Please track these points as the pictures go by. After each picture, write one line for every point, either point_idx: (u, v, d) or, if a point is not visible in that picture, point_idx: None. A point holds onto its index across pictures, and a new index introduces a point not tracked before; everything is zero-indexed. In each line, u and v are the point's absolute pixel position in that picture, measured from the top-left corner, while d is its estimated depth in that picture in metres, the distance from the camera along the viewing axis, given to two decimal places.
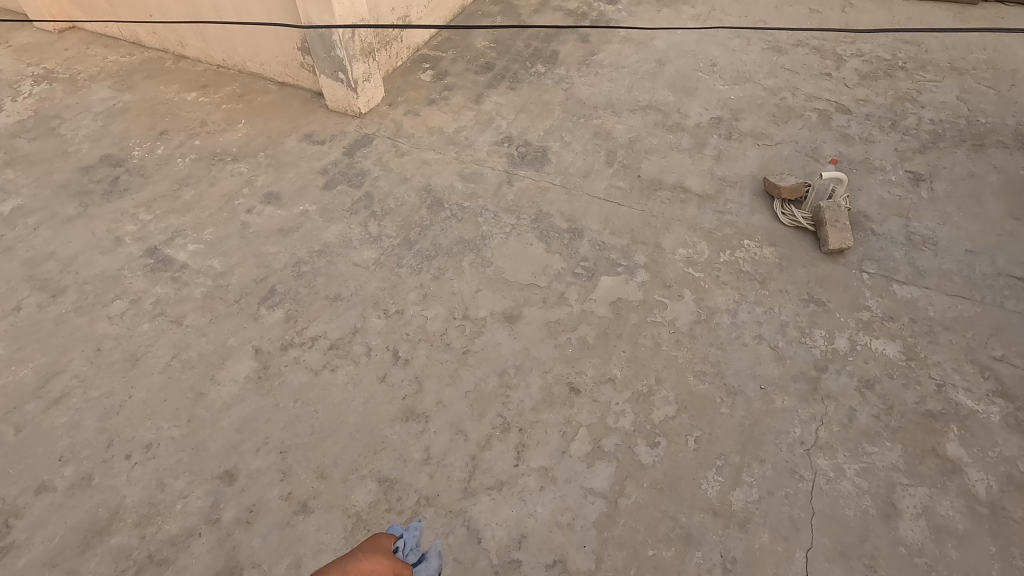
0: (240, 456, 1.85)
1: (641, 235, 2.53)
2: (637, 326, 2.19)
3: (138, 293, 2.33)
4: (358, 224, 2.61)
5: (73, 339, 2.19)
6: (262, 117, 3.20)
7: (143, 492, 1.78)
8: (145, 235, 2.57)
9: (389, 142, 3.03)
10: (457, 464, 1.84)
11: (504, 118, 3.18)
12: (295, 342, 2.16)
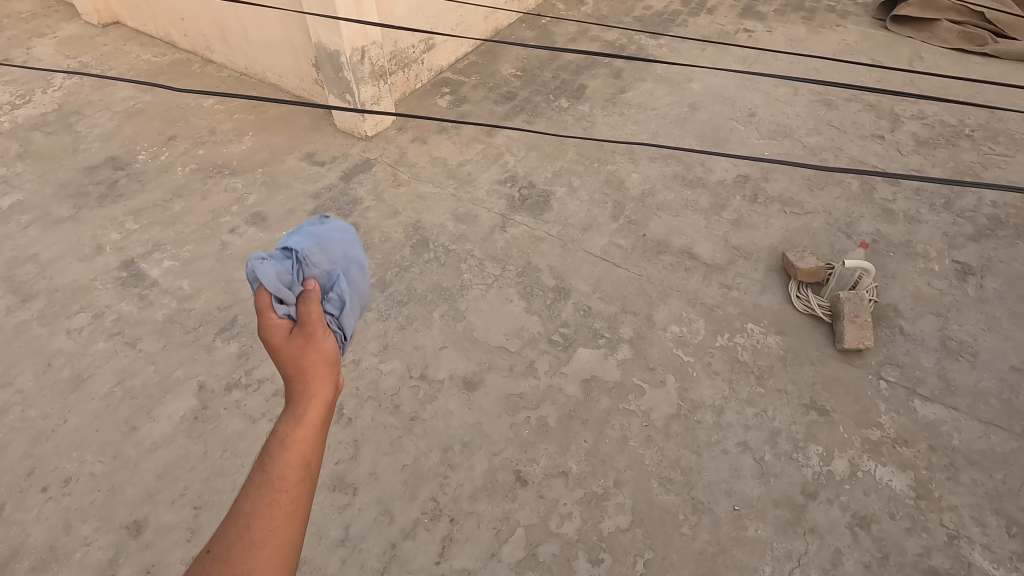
0: (153, 506, 1.75)
1: (633, 305, 2.29)
2: (606, 412, 1.96)
3: (103, 309, 2.28)
4: None
5: (28, 350, 2.15)
6: (270, 130, 3.13)
7: (48, 533, 1.70)
8: (125, 246, 2.52)
9: (388, 170, 2.90)
10: (374, 550, 1.67)
11: (513, 155, 2.99)
12: (240, 383, 2.04)
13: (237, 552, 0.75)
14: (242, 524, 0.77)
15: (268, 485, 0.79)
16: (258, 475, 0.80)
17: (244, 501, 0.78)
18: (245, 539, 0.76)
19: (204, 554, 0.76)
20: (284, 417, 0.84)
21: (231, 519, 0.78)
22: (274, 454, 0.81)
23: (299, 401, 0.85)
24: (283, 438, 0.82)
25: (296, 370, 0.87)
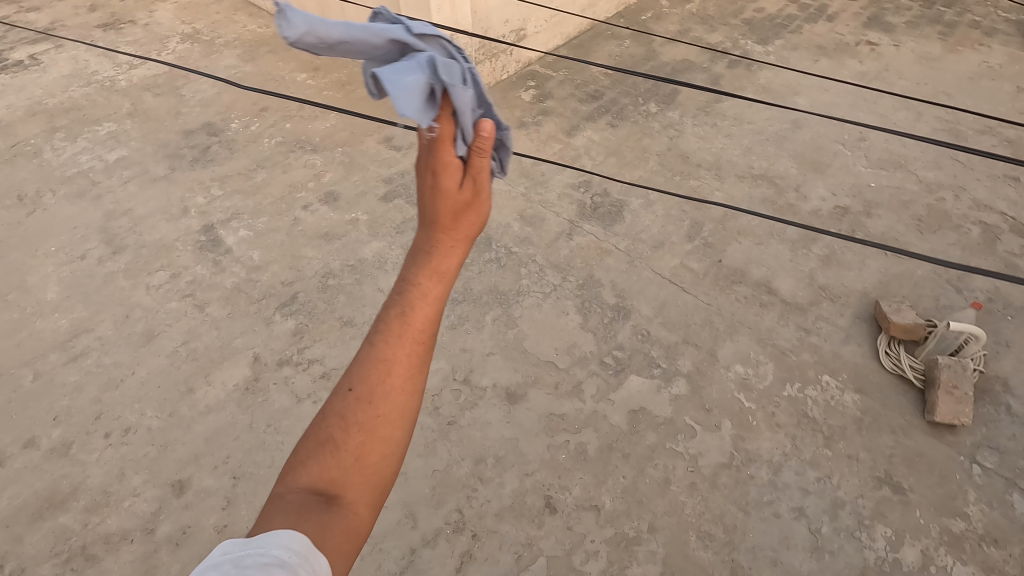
0: (198, 468, 1.83)
1: (696, 336, 2.13)
2: (650, 449, 1.85)
3: (180, 270, 2.40)
4: (398, 246, 2.49)
5: (111, 300, 2.30)
6: (354, 110, 3.18)
7: (104, 477, 1.81)
8: (208, 211, 2.65)
9: None
10: (394, 553, 1.66)
11: (591, 158, 2.87)
12: (292, 360, 2.09)
13: (379, 398, 0.77)
14: (384, 369, 0.78)
15: (406, 336, 0.80)
16: (398, 324, 0.80)
17: (382, 348, 0.79)
18: (387, 384, 0.78)
19: (347, 394, 0.77)
20: (422, 269, 0.82)
21: (371, 361, 0.78)
22: (415, 307, 0.80)
23: (441, 255, 0.82)
24: (424, 293, 0.81)
25: (455, 219, 0.82)
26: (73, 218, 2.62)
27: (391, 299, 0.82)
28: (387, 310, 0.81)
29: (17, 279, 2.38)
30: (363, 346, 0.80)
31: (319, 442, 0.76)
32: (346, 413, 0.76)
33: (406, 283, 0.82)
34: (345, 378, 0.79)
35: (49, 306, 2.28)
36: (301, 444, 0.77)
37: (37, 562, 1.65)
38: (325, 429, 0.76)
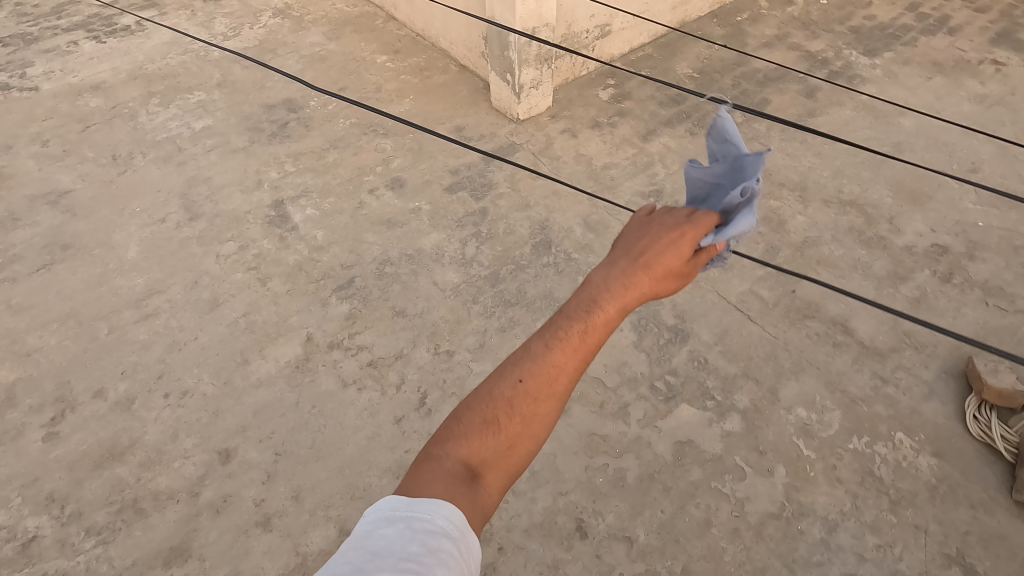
0: (244, 440, 1.89)
1: (758, 371, 2.00)
2: (694, 486, 1.75)
3: (249, 242, 2.48)
4: (457, 240, 2.47)
5: (184, 265, 2.41)
6: (429, 96, 3.17)
7: (159, 436, 1.91)
8: (280, 186, 2.72)
9: (531, 158, 2.80)
10: None
11: (664, 167, 2.74)
12: (342, 344, 2.12)
13: (543, 401, 0.79)
14: (554, 373, 0.80)
15: (581, 350, 0.81)
16: (578, 338, 0.81)
17: (558, 354, 0.80)
18: (552, 389, 0.80)
19: (517, 384, 0.79)
20: (614, 292, 0.83)
21: (544, 362, 0.80)
22: (597, 325, 0.81)
23: (635, 287, 0.84)
24: (611, 318, 0.82)
25: (665, 273, 0.85)
26: (158, 182, 2.76)
27: (578, 309, 0.83)
28: (572, 317, 0.82)
29: (104, 236, 2.54)
30: (539, 343, 0.81)
31: (481, 423, 0.78)
32: (513, 404, 0.79)
33: (595, 300, 0.83)
34: (516, 368, 0.81)
35: (128, 264, 2.42)
36: (463, 414, 0.80)
37: (92, 508, 1.76)
38: (489, 410, 0.79)
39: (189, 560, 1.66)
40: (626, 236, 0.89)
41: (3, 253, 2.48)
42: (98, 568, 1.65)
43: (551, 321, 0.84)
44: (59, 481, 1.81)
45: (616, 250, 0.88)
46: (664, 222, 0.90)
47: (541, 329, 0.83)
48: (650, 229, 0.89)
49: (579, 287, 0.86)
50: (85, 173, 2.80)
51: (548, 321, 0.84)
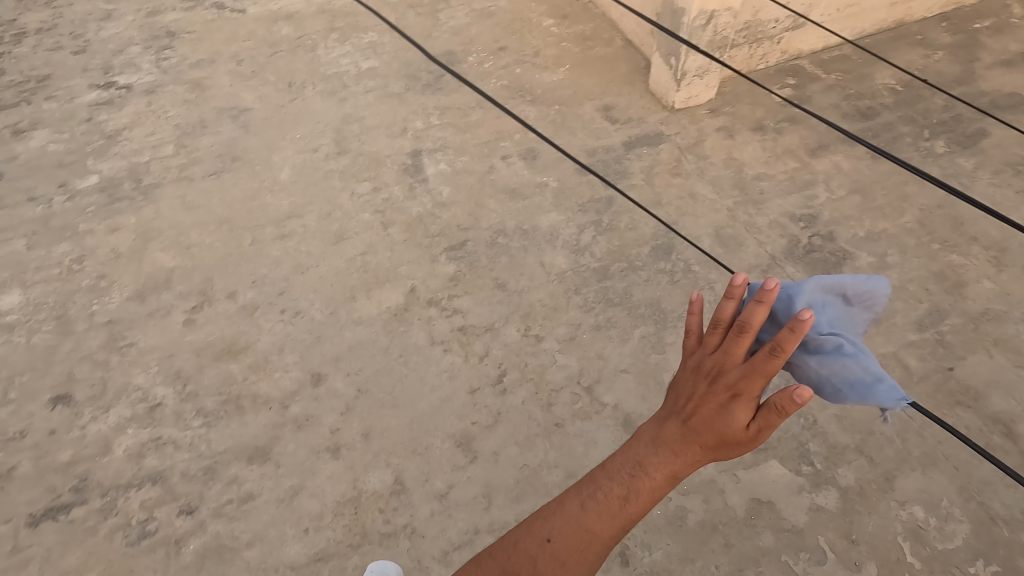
0: (335, 369, 2.04)
1: (876, 449, 1.72)
2: (759, 553, 1.59)
3: (382, 186, 2.62)
4: (575, 224, 2.39)
5: (324, 196, 2.61)
6: (585, 68, 3.05)
7: (269, 345, 2.13)
8: (422, 137, 2.81)
9: (675, 152, 2.60)
10: (460, 524, 1.71)
11: (827, 189, 2.40)
12: (440, 304, 2.19)
13: (572, 558, 0.94)
14: (581, 540, 0.94)
15: (615, 517, 0.92)
16: (613, 505, 0.92)
17: (590, 519, 0.93)
18: (581, 551, 0.94)
19: (547, 543, 0.95)
20: (654, 464, 0.92)
21: (573, 528, 0.94)
22: (632, 497, 0.92)
23: (682, 455, 0.91)
24: (650, 489, 0.91)
25: (721, 437, 0.87)
26: (320, 114, 2.99)
27: (615, 474, 0.94)
28: (607, 487, 0.94)
29: (266, 155, 2.82)
30: (574, 504, 0.95)
31: (513, 568, 0.97)
32: (540, 560, 0.95)
33: (633, 472, 0.93)
34: (549, 524, 0.96)
35: (279, 185, 2.67)
36: (499, 557, 0.99)
37: (205, 392, 2.02)
38: (523, 557, 0.96)
39: (267, 462, 1.85)
40: (681, 388, 0.94)
41: (189, 154, 2.86)
42: (198, 445, 1.90)
43: (590, 480, 0.97)
44: (187, 362, 2.10)
45: (667, 406, 0.95)
46: (722, 370, 0.89)
47: (580, 485, 0.98)
48: (701, 383, 0.91)
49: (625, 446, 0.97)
50: (264, 95, 3.11)
51: (588, 477, 0.97)
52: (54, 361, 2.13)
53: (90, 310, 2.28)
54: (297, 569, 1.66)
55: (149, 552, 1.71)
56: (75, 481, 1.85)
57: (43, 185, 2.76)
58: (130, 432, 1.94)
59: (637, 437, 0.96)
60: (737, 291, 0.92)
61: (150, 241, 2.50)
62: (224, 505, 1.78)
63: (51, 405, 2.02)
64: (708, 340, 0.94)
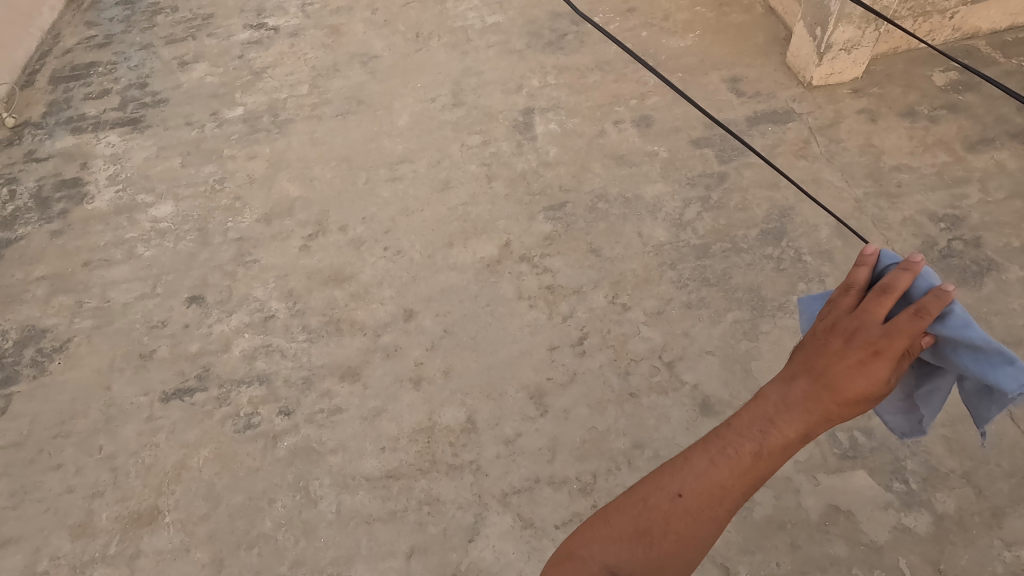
0: (426, 309, 2.16)
1: (986, 480, 1.55)
2: (828, 560, 1.50)
3: (491, 140, 2.67)
4: (681, 198, 2.30)
5: (435, 145, 2.71)
6: (717, 35, 2.86)
7: (371, 278, 2.28)
8: (536, 96, 2.82)
9: (804, 133, 2.40)
10: (523, 471, 1.77)
11: (980, 190, 2.12)
12: (532, 260, 2.22)
13: (703, 516, 0.89)
14: (712, 497, 0.89)
15: (748, 474, 0.89)
16: (746, 461, 0.88)
17: (722, 475, 0.89)
18: (712, 511, 0.89)
19: (675, 498, 0.91)
20: (790, 420, 0.88)
21: (704, 483, 0.90)
22: (768, 451, 0.88)
23: (819, 412, 0.87)
24: (786, 444, 0.88)
25: (863, 395, 0.86)
26: (441, 65, 3.08)
27: (744, 430, 0.90)
28: (740, 441, 0.90)
29: (388, 101, 2.96)
30: (703, 461, 0.91)
31: (639, 528, 0.92)
32: (669, 519, 0.90)
33: (769, 426, 0.89)
34: (676, 480, 0.92)
35: (396, 131, 2.81)
36: (619, 517, 0.94)
37: (312, 312, 2.22)
38: (650, 516, 0.92)
39: (356, 382, 2.01)
40: (812, 347, 0.92)
41: (321, 95, 3.07)
42: (300, 357, 2.10)
43: (714, 438, 0.93)
44: (299, 283, 2.32)
45: (796, 365, 0.92)
46: (862, 328, 0.89)
47: (704, 444, 0.93)
48: (837, 341, 0.90)
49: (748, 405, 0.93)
50: (392, 44, 3.25)
51: (711, 435, 0.94)
52: (193, 267, 2.43)
53: (225, 227, 2.56)
54: (370, 481, 1.80)
55: (250, 440, 1.93)
56: (199, 371, 2.12)
57: (199, 112, 3.10)
58: (246, 337, 2.19)
59: (763, 398, 0.93)
60: (868, 265, 0.98)
61: (279, 171, 2.74)
62: (315, 412, 1.96)
63: (187, 304, 2.32)
64: (842, 303, 0.96)
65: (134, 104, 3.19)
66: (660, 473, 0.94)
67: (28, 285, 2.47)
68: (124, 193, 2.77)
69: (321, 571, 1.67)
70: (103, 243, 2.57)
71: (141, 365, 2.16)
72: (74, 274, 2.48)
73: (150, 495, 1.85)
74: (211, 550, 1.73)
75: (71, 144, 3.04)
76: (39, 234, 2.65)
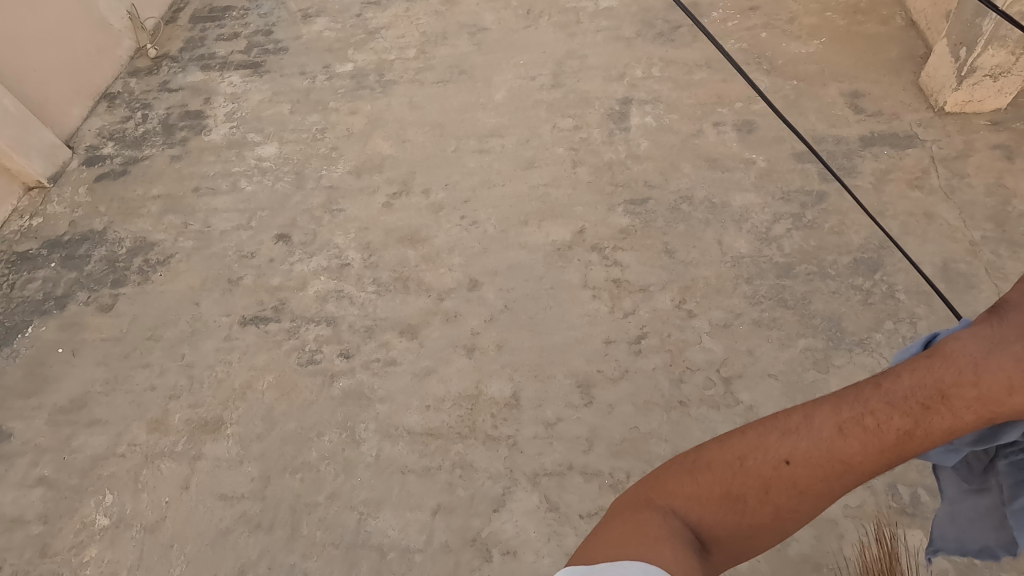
0: (491, 281, 2.20)
1: None
2: None
3: (584, 125, 2.64)
4: (771, 211, 2.19)
5: (527, 123, 2.72)
6: (844, 44, 2.66)
7: (443, 243, 2.35)
8: (637, 86, 2.75)
9: (923, 161, 2.20)
10: (557, 455, 1.78)
11: None
12: (603, 252, 2.20)
13: (811, 491, 0.64)
14: (833, 471, 0.62)
15: (890, 453, 0.61)
16: (893, 439, 0.60)
17: (853, 447, 0.61)
18: (829, 485, 0.63)
19: (780, 465, 0.64)
20: (971, 401, 0.58)
21: (830, 450, 0.62)
22: (927, 432, 0.60)
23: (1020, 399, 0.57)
24: (956, 426, 0.59)
25: None
26: (547, 45, 3.07)
27: (901, 401, 0.61)
28: (886, 410, 0.61)
29: (489, 74, 3.00)
30: (829, 423, 0.63)
31: (726, 492, 0.66)
32: (768, 487, 0.64)
33: (939, 399, 0.60)
34: (783, 443, 0.64)
35: (492, 104, 2.84)
36: (698, 474, 0.68)
37: (384, 266, 2.32)
38: (742, 479, 0.65)
39: (414, 339, 2.09)
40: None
41: (426, 60, 3.15)
42: (367, 307, 2.21)
43: (849, 395, 0.64)
44: (377, 237, 2.42)
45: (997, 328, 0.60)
46: None
47: (833, 399, 0.65)
48: None
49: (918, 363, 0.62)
50: (503, 18, 3.27)
51: (845, 390, 0.65)
52: (285, 207, 2.60)
53: (319, 174, 2.71)
54: (411, 435, 1.88)
55: (311, 375, 2.06)
56: (276, 303, 2.28)
57: (313, 64, 3.27)
58: (322, 280, 2.32)
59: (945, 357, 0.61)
60: None
61: (376, 129, 2.86)
62: (372, 360, 2.06)
63: (275, 240, 2.49)
64: None
65: (258, 49, 3.42)
66: (762, 426, 0.67)
67: (146, 200, 2.74)
68: (237, 130, 2.99)
69: (353, 507, 1.77)
70: (212, 173, 2.80)
71: (228, 289, 2.35)
72: (184, 198, 2.72)
73: (217, 407, 2.03)
74: (261, 467, 1.88)
75: (199, 80, 3.31)
76: (161, 157, 2.93)
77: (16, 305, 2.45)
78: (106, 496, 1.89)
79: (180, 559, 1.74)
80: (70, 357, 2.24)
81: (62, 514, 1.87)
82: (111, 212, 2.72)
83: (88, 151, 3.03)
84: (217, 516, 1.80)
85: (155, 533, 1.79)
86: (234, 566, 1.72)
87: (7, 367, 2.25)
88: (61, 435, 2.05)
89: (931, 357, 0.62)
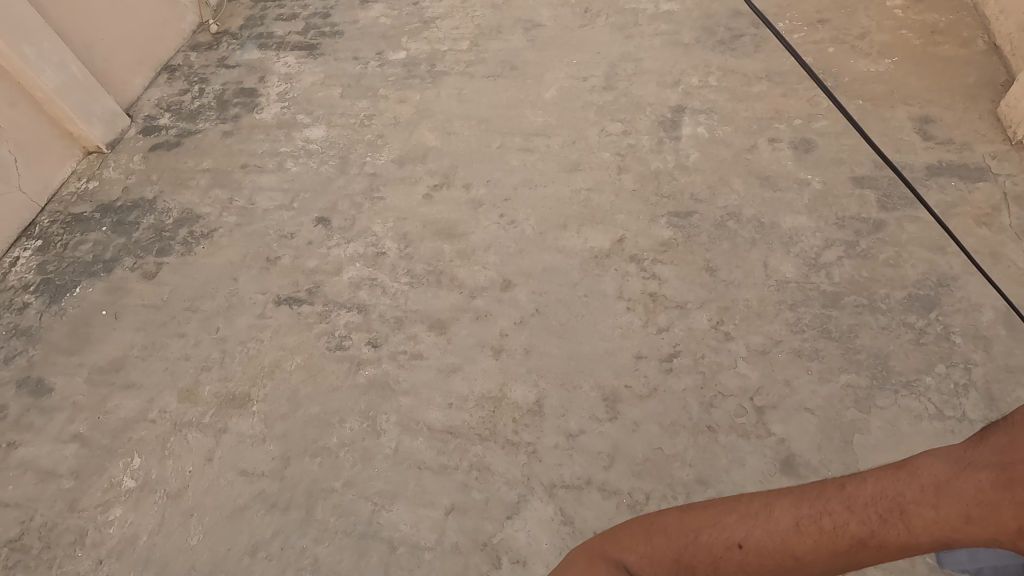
0: (524, 283, 2.17)
1: None
2: None
3: (633, 131, 2.58)
4: (822, 236, 2.09)
5: (575, 125, 2.67)
6: (918, 66, 2.52)
7: (479, 240, 2.33)
8: (691, 94, 2.67)
9: (993, 197, 2.07)
10: (576, 468, 1.75)
11: None
12: (641, 263, 2.15)
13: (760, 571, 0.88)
14: (779, 556, 0.87)
15: (831, 550, 0.85)
16: (835, 538, 0.84)
17: (799, 539, 0.86)
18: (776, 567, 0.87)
19: (735, 546, 0.90)
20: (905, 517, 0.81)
21: (778, 538, 0.87)
22: (864, 535, 0.83)
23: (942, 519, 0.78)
24: (888, 536, 0.82)
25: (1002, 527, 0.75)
26: (602, 45, 3.01)
27: (863, 502, 0.84)
28: (834, 514, 0.85)
29: (541, 72, 2.96)
30: (785, 518, 0.88)
31: (682, 554, 0.93)
32: (725, 559, 0.90)
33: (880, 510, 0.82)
34: (741, 530, 0.90)
35: (541, 103, 2.80)
36: (668, 535, 0.96)
37: (419, 259, 2.32)
38: (699, 548, 0.92)
39: (442, 335, 2.08)
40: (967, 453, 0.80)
41: (478, 53, 3.13)
42: (398, 298, 2.21)
43: (829, 491, 0.88)
44: (414, 228, 2.42)
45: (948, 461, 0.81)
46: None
47: (816, 492, 0.89)
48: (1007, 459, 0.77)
49: (886, 475, 0.85)
50: (559, 15, 3.22)
51: (824, 486, 0.89)
52: (327, 191, 2.62)
53: (363, 160, 2.72)
54: (431, 431, 1.87)
55: (338, 360, 2.07)
56: (311, 285, 2.30)
57: (367, 49, 3.29)
58: (357, 266, 2.33)
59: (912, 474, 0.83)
60: None
61: (423, 119, 2.86)
62: (399, 352, 2.06)
63: (315, 223, 2.51)
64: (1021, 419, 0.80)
65: (315, 31, 3.46)
66: (729, 510, 0.93)
67: (196, 173, 2.81)
68: (287, 110, 3.03)
69: (368, 497, 1.78)
70: (260, 151, 2.85)
71: (266, 267, 2.39)
72: (232, 173, 2.77)
73: (246, 383, 2.07)
74: (282, 447, 1.90)
75: (255, 58, 3.37)
76: (213, 131, 2.99)
77: (66, 264, 2.54)
78: (134, 459, 1.94)
79: (198, 529, 1.78)
80: (113, 320, 2.32)
81: (92, 472, 1.93)
82: (161, 182, 2.80)
83: (145, 121, 3.12)
84: (236, 491, 1.83)
85: (176, 501, 1.84)
86: (248, 542, 1.74)
87: (54, 324, 2.35)
88: (98, 395, 2.12)
89: (899, 472, 0.85)
